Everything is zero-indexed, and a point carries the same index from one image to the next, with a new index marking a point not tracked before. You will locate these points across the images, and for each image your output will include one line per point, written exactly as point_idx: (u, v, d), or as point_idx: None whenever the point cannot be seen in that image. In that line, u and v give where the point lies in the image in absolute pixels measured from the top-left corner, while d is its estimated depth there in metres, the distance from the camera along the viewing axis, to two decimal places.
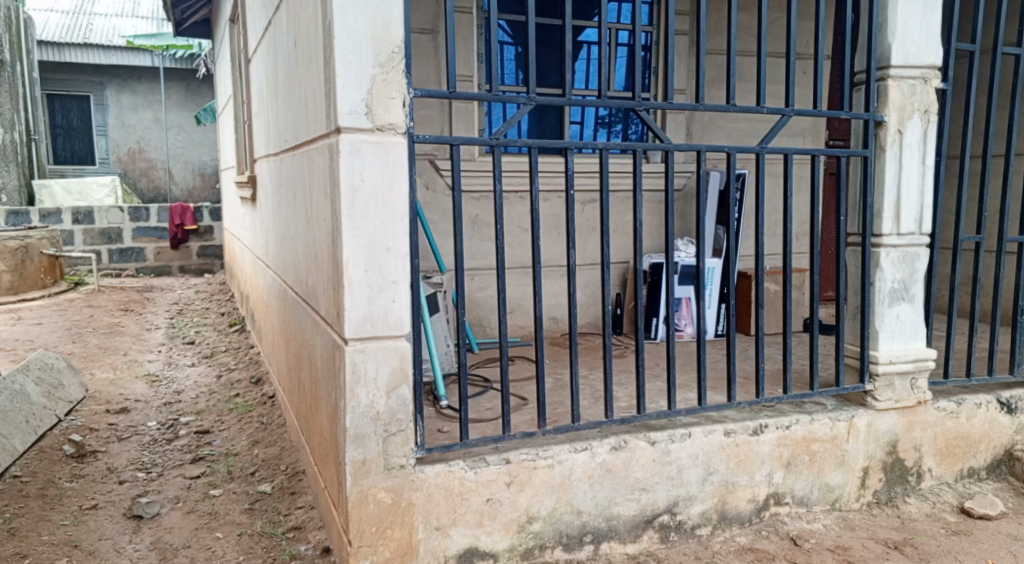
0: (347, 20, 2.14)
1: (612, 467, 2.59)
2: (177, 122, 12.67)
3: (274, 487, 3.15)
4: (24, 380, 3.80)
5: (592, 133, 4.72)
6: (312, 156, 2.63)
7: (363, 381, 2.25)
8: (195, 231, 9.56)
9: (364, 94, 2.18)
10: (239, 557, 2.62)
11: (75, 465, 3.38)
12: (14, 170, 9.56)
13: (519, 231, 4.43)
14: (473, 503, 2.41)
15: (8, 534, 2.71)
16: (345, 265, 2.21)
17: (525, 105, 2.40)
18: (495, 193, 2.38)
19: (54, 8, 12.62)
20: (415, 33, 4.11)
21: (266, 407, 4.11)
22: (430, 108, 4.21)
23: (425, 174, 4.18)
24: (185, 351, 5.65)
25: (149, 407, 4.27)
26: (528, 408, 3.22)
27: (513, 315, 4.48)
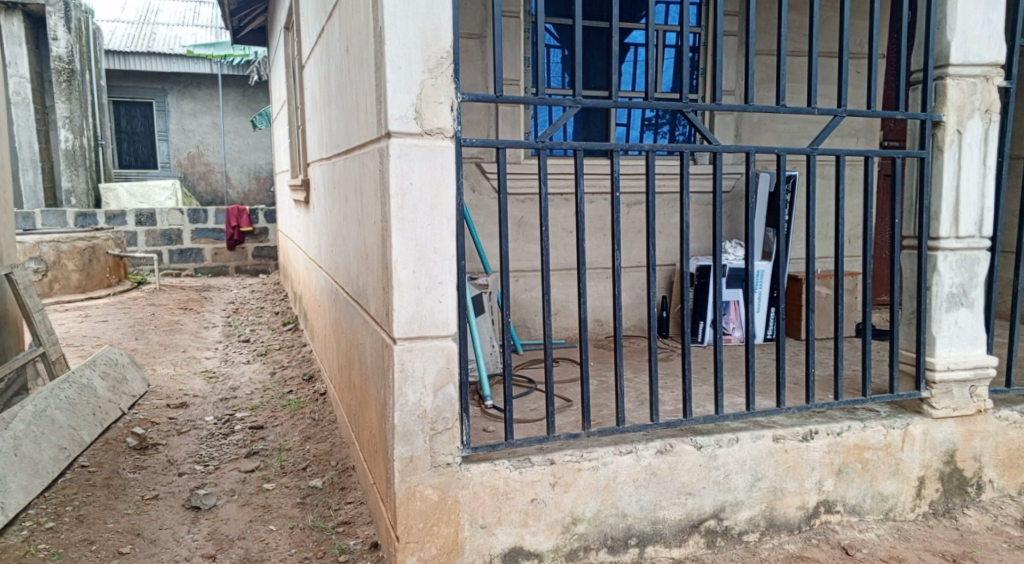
0: (398, 26, 2.19)
1: (658, 470, 2.59)
2: (234, 127, 13.06)
3: (324, 482, 3.24)
4: (92, 374, 3.97)
5: (639, 134, 4.70)
6: (363, 160, 2.69)
7: (410, 380, 2.30)
8: (251, 232, 9.83)
9: (413, 99, 2.23)
10: (291, 550, 2.70)
11: (137, 457, 3.53)
12: (82, 174, 10.02)
13: (564, 233, 4.44)
14: (518, 503, 2.44)
15: (76, 521, 2.85)
16: (394, 266, 2.26)
17: (571, 108, 2.41)
18: (539, 196, 2.40)
19: (120, 18, 13.16)
20: (463, 38, 4.17)
21: (318, 404, 4.22)
22: (477, 112, 4.26)
23: (471, 177, 4.23)
24: (240, 349, 5.83)
25: (206, 402, 4.43)
26: (572, 410, 3.24)
27: (558, 317, 4.49)
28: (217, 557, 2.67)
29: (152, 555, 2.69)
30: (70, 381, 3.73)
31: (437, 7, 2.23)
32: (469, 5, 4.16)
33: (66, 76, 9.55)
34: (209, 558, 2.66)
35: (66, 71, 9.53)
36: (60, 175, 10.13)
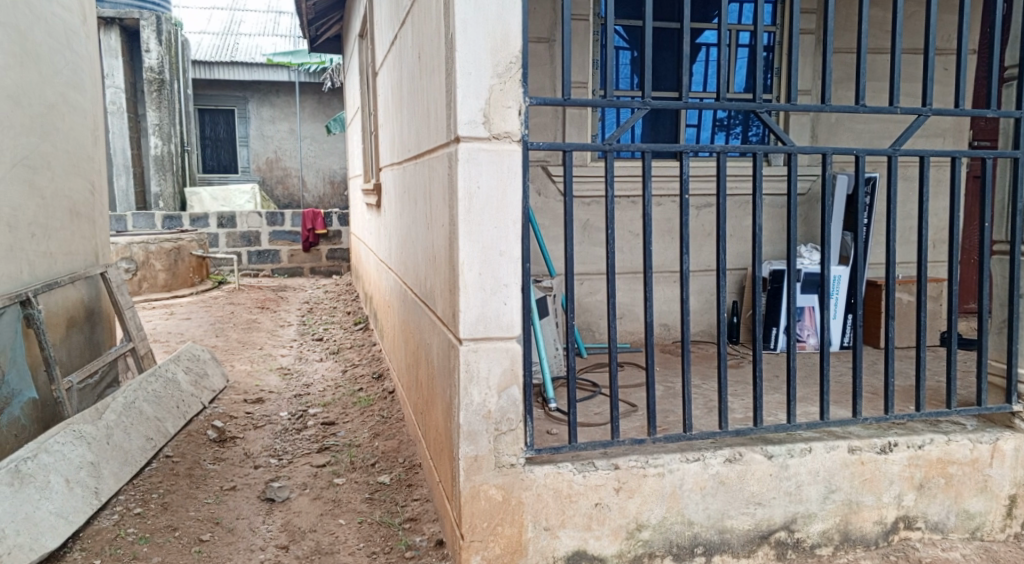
0: (468, 32, 2.23)
1: (725, 479, 2.53)
2: (310, 133, 13.49)
3: (392, 478, 3.31)
4: (176, 369, 4.18)
5: (710, 135, 4.61)
6: (432, 164, 2.75)
7: (475, 380, 2.33)
8: (325, 235, 10.11)
9: (482, 103, 2.26)
10: (360, 544, 2.77)
11: (217, 448, 3.70)
12: (170, 179, 10.57)
13: (631, 236, 4.40)
14: (582, 506, 2.43)
15: (162, 508, 3.00)
16: (461, 268, 2.29)
17: (640, 110, 2.39)
18: (605, 199, 2.39)
19: (206, 30, 13.80)
20: (532, 42, 4.19)
21: (386, 402, 4.31)
22: (544, 115, 4.27)
23: (537, 180, 4.24)
24: (314, 347, 6.03)
25: (281, 398, 4.60)
26: (637, 415, 3.21)
27: (623, 321, 4.46)
28: (290, 548, 2.77)
29: (230, 543, 2.81)
30: (157, 376, 3.93)
31: (507, 12, 2.25)
32: (538, 9, 4.17)
33: (156, 86, 10.12)
34: (283, 548, 2.77)
35: (156, 80, 10.11)
36: (149, 180, 10.71)
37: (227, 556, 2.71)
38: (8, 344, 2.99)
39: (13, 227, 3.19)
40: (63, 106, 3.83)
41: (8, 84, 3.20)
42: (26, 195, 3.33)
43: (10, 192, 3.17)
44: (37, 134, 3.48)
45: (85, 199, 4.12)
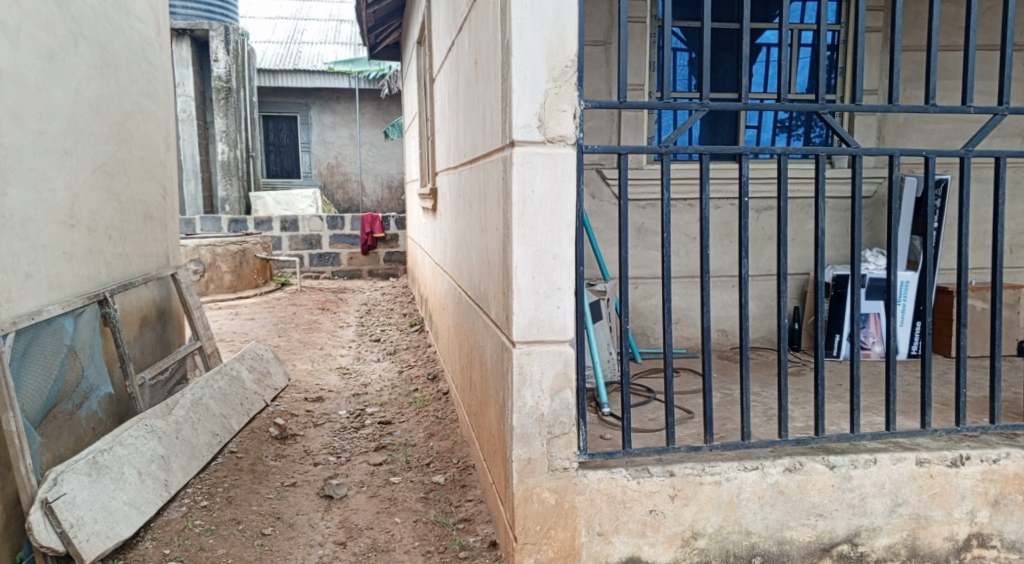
0: (524, 37, 2.24)
1: (785, 489, 2.47)
2: (369, 138, 13.77)
3: (446, 478, 3.34)
4: (241, 368, 4.32)
5: (771, 137, 4.51)
6: (487, 168, 2.77)
7: (529, 383, 2.34)
8: (383, 239, 10.29)
9: (537, 108, 2.27)
10: (415, 543, 2.81)
11: (278, 445, 3.81)
12: (236, 184, 10.95)
13: (687, 239, 4.33)
14: (636, 513, 2.41)
15: (226, 502, 3.11)
16: (515, 271, 2.31)
17: (698, 111, 2.36)
18: (661, 202, 2.37)
19: (271, 39, 14.24)
20: (588, 45, 4.19)
21: (441, 403, 4.37)
22: (600, 119, 4.26)
23: (592, 183, 4.23)
24: (371, 348, 6.14)
25: (340, 397, 4.70)
26: (693, 422, 3.17)
27: (679, 326, 4.40)
28: (347, 544, 2.83)
29: (290, 538, 2.88)
30: (222, 373, 4.08)
31: (563, 16, 2.26)
32: (595, 12, 4.17)
33: (223, 94, 10.53)
34: (341, 545, 2.83)
35: (224, 89, 10.52)
36: (216, 185, 11.11)
37: (287, 551, 2.79)
38: (87, 341, 3.13)
39: (93, 230, 3.36)
40: (138, 115, 4.02)
41: (90, 94, 3.38)
42: (104, 199, 3.50)
43: (90, 197, 3.34)
44: (115, 142, 3.66)
45: (158, 203, 4.31)
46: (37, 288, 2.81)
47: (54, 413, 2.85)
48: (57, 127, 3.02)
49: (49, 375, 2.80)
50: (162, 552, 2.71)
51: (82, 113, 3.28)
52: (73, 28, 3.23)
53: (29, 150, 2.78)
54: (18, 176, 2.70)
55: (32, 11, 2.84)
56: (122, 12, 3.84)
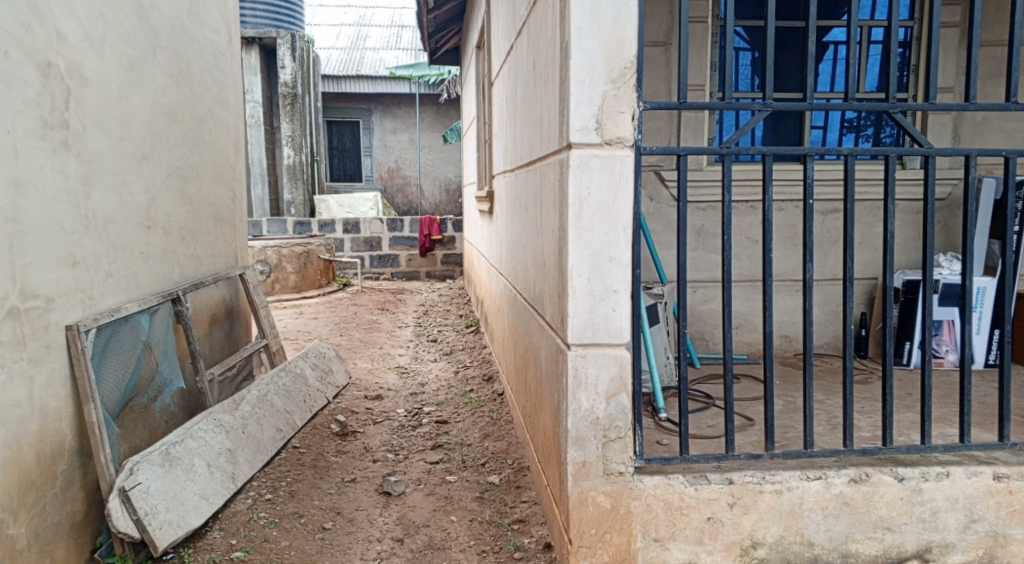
0: (583, 40, 2.24)
1: (850, 500, 2.39)
2: (428, 142, 13.98)
3: (501, 479, 3.36)
4: (304, 365, 4.44)
5: (838, 137, 4.38)
6: (544, 171, 2.77)
7: (584, 386, 2.33)
8: (441, 241, 10.43)
9: (595, 110, 2.27)
10: (470, 542, 2.85)
11: (339, 442, 3.91)
12: (301, 187, 11.28)
13: (749, 243, 4.24)
14: (693, 520, 2.37)
15: (289, 496, 3.21)
16: (570, 273, 2.31)
17: (760, 112, 2.32)
18: (722, 205, 2.34)
19: (335, 46, 14.59)
20: (648, 46, 4.15)
21: (496, 404, 4.39)
22: (659, 120, 4.21)
23: (650, 185, 4.19)
24: (429, 348, 6.22)
25: (399, 395, 4.79)
26: (754, 429, 3.11)
27: (739, 331, 4.31)
28: (405, 541, 2.88)
29: (350, 533, 2.95)
30: (287, 370, 4.20)
31: (622, 18, 2.25)
32: (655, 13, 4.13)
33: (289, 100, 10.86)
34: (398, 541, 2.88)
35: (290, 95, 10.85)
36: (282, 189, 11.45)
37: (347, 545, 2.85)
38: (161, 337, 3.27)
39: (167, 231, 3.51)
40: (210, 121, 4.19)
41: (166, 101, 3.53)
42: (178, 202, 3.66)
43: (165, 200, 3.49)
44: (188, 147, 3.82)
45: (228, 206, 4.47)
46: (116, 287, 2.96)
47: (131, 406, 2.99)
48: (135, 134, 3.17)
49: (127, 370, 2.93)
50: (229, 542, 2.81)
51: (158, 120, 3.43)
52: (152, 39, 3.38)
53: (111, 155, 2.93)
54: (100, 180, 2.84)
55: (114, 23, 2.99)
56: (196, 23, 4.01)
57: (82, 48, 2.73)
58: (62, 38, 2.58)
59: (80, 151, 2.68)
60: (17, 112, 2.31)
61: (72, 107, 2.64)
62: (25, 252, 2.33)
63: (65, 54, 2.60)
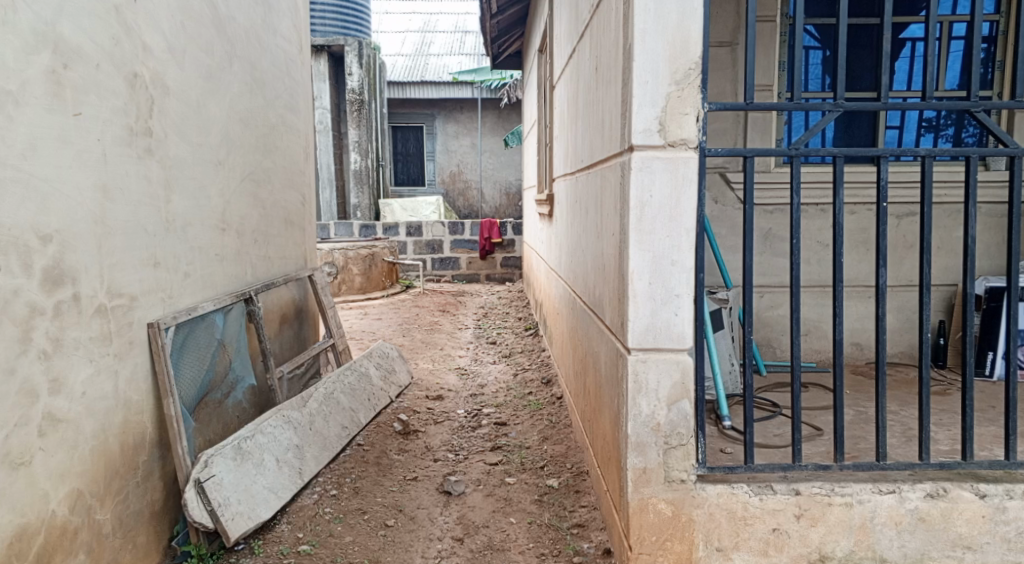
0: (647, 41, 2.22)
1: (926, 516, 2.30)
2: (490, 146, 14.10)
3: (560, 483, 3.36)
4: (369, 364, 4.54)
5: (915, 137, 4.21)
6: (606, 174, 2.77)
7: (644, 391, 2.31)
8: (500, 244, 10.48)
9: (658, 112, 2.25)
10: (529, 544, 2.86)
11: (401, 440, 3.98)
12: (367, 192, 11.53)
13: (818, 247, 4.12)
14: (758, 531, 2.32)
15: (353, 492, 3.29)
16: (632, 277, 2.29)
17: (832, 112, 2.25)
18: (790, 208, 2.28)
19: (401, 52, 14.84)
20: (714, 46, 4.08)
21: (555, 407, 4.38)
22: (724, 121, 4.13)
23: (715, 188, 4.12)
24: (488, 350, 6.27)
25: (459, 396, 4.84)
26: (823, 439, 3.01)
27: (808, 338, 4.19)
28: (464, 540, 2.91)
29: (411, 530, 3.00)
30: (352, 370, 4.30)
31: (688, 19, 2.22)
32: (721, 13, 4.06)
33: (357, 106, 11.13)
34: (458, 540, 2.91)
35: (357, 101, 11.12)
36: (349, 193, 11.72)
37: (408, 543, 2.90)
38: (234, 336, 3.40)
39: (241, 233, 3.65)
40: (281, 127, 4.33)
41: (241, 109, 3.68)
42: (251, 206, 3.80)
43: (239, 204, 3.63)
44: (261, 152, 3.96)
45: (298, 209, 4.62)
46: (194, 287, 3.09)
47: (206, 401, 3.11)
48: (212, 140, 3.31)
49: (202, 366, 3.06)
50: (295, 535, 2.90)
51: (233, 127, 3.57)
52: (229, 49, 3.53)
53: (190, 161, 3.07)
54: (180, 185, 2.98)
55: (194, 35, 3.13)
56: (269, 33, 4.16)
57: (166, 59, 2.86)
58: (147, 50, 2.72)
59: (162, 157, 2.82)
60: (106, 121, 2.44)
61: (155, 115, 2.77)
62: (112, 253, 2.46)
63: (150, 65, 2.73)
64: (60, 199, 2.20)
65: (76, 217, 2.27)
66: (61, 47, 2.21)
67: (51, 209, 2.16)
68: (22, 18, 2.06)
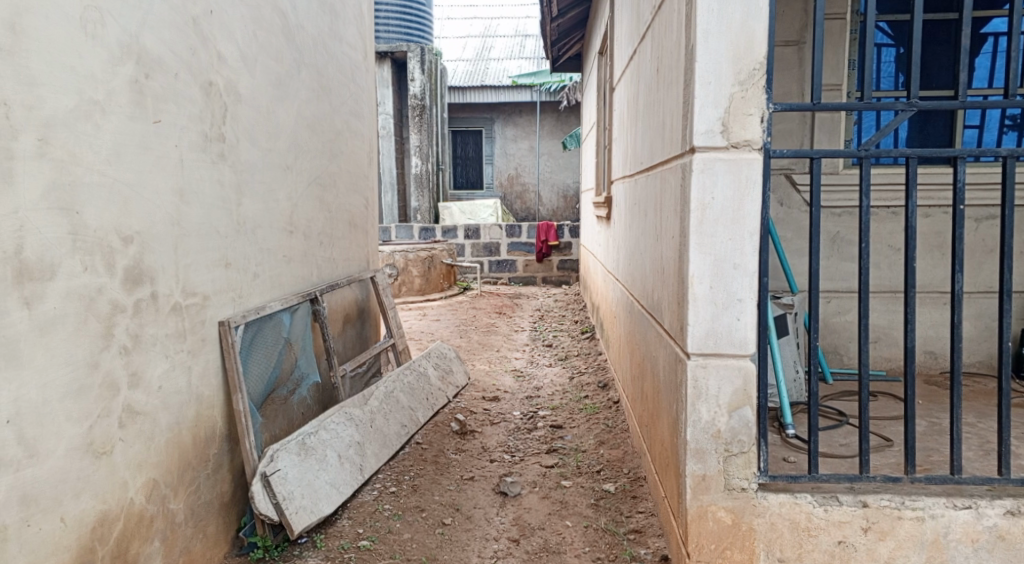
0: (710, 42, 2.19)
1: (1005, 535, 2.19)
2: (548, 149, 14.11)
3: (617, 488, 3.33)
4: (427, 365, 4.60)
5: (996, 137, 4.02)
6: (665, 175, 2.73)
7: (704, 397, 2.28)
8: (558, 247, 10.44)
9: (721, 113, 2.21)
10: (585, 548, 2.85)
11: (458, 440, 4.02)
12: (427, 196, 11.71)
13: (889, 251, 3.97)
14: (822, 542, 2.26)
15: (412, 490, 3.35)
16: (692, 280, 2.26)
17: (905, 111, 2.17)
18: (859, 210, 2.21)
19: (461, 57, 15.00)
20: (779, 45, 3.99)
21: (611, 411, 4.34)
22: (790, 122, 4.02)
23: (780, 190, 4.02)
24: (544, 353, 6.27)
25: (515, 398, 4.86)
26: (893, 450, 2.91)
27: (877, 345, 4.04)
28: (520, 542, 2.93)
29: (468, 530, 3.04)
30: (411, 369, 4.37)
31: (752, 19, 2.18)
32: (787, 11, 3.97)
33: (418, 111, 11.29)
34: (514, 541, 2.93)
35: (419, 107, 11.27)
36: (409, 197, 11.91)
37: (465, 542, 2.94)
38: (300, 334, 3.51)
39: (307, 236, 3.76)
40: (346, 132, 4.44)
41: (308, 115, 3.79)
42: (317, 209, 3.91)
43: (306, 207, 3.74)
44: (327, 157, 4.08)
45: (361, 212, 4.73)
46: (262, 287, 3.20)
47: (273, 397, 3.22)
48: (281, 145, 3.42)
49: (270, 363, 3.16)
50: (356, 530, 2.97)
51: (301, 133, 3.68)
52: (297, 57, 3.64)
53: (260, 165, 3.18)
54: (251, 188, 3.09)
55: (265, 44, 3.25)
56: (335, 40, 4.27)
57: (238, 67, 2.98)
58: (221, 59, 2.84)
59: (234, 162, 2.93)
60: (183, 128, 2.55)
61: (228, 122, 2.89)
62: (187, 254, 2.57)
63: (223, 73, 2.85)
64: (141, 202, 2.31)
65: (155, 219, 2.38)
66: (143, 58, 2.33)
67: (132, 212, 2.27)
68: (109, 31, 2.17)
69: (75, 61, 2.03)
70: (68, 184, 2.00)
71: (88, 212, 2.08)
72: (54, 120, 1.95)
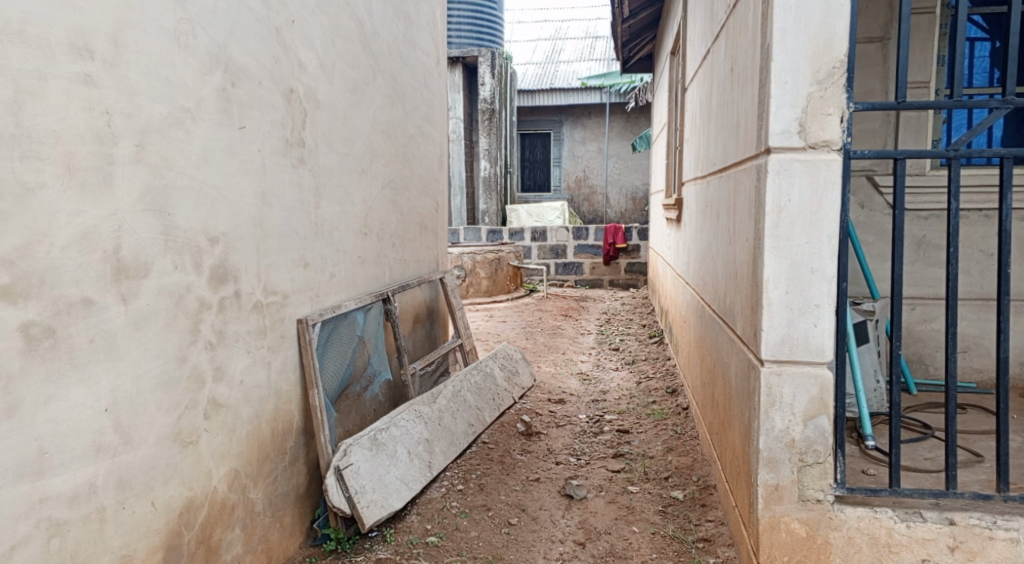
0: (787, 41, 2.14)
1: None
2: (617, 151, 14.00)
3: (686, 495, 3.27)
4: (494, 365, 4.63)
5: None
6: (739, 177, 2.67)
7: (778, 405, 2.22)
8: (625, 249, 10.32)
9: (799, 113, 2.15)
10: (652, 554, 2.82)
11: (524, 441, 4.04)
12: (495, 198, 11.80)
13: (981, 256, 3.77)
14: (904, 560, 2.17)
15: (478, 488, 3.39)
16: (766, 285, 2.20)
17: (999, 109, 2.06)
18: (948, 213, 2.11)
19: (531, 60, 15.05)
20: (862, 42, 3.85)
21: (680, 417, 4.26)
22: (872, 121, 3.87)
23: (860, 192, 3.88)
24: (611, 356, 6.23)
25: (580, 401, 4.84)
26: (984, 466, 2.76)
27: (966, 355, 3.84)
28: (586, 545, 2.92)
29: (534, 531, 3.04)
30: (479, 369, 4.41)
31: (832, 16, 2.11)
32: (871, 6, 3.82)
33: (488, 115, 11.37)
34: (579, 544, 2.93)
35: (488, 110, 11.35)
36: (478, 199, 12.02)
37: (531, 543, 2.95)
38: (372, 333, 3.59)
39: (381, 237, 3.86)
40: (419, 136, 4.53)
41: (383, 119, 3.89)
42: (390, 211, 4.00)
43: (380, 209, 3.84)
44: (400, 161, 4.17)
45: (431, 214, 4.80)
46: (338, 287, 3.29)
47: (346, 393, 3.31)
48: (357, 150, 3.52)
49: (343, 360, 3.25)
50: (425, 526, 3.02)
51: (376, 137, 3.78)
52: (373, 63, 3.73)
53: (337, 169, 3.28)
54: (328, 192, 3.19)
55: (343, 52, 3.35)
56: (410, 47, 4.36)
57: (317, 74, 3.08)
58: (302, 67, 2.94)
59: (312, 166, 3.03)
60: (266, 133, 2.66)
61: (307, 127, 2.99)
62: (268, 254, 2.68)
63: (303, 80, 2.95)
64: (227, 204, 2.42)
65: (239, 221, 2.49)
66: (229, 67, 2.44)
67: (218, 214, 2.37)
68: (200, 42, 2.28)
69: (169, 72, 2.14)
70: (161, 187, 2.12)
71: (179, 214, 2.19)
72: (150, 127, 2.07)
